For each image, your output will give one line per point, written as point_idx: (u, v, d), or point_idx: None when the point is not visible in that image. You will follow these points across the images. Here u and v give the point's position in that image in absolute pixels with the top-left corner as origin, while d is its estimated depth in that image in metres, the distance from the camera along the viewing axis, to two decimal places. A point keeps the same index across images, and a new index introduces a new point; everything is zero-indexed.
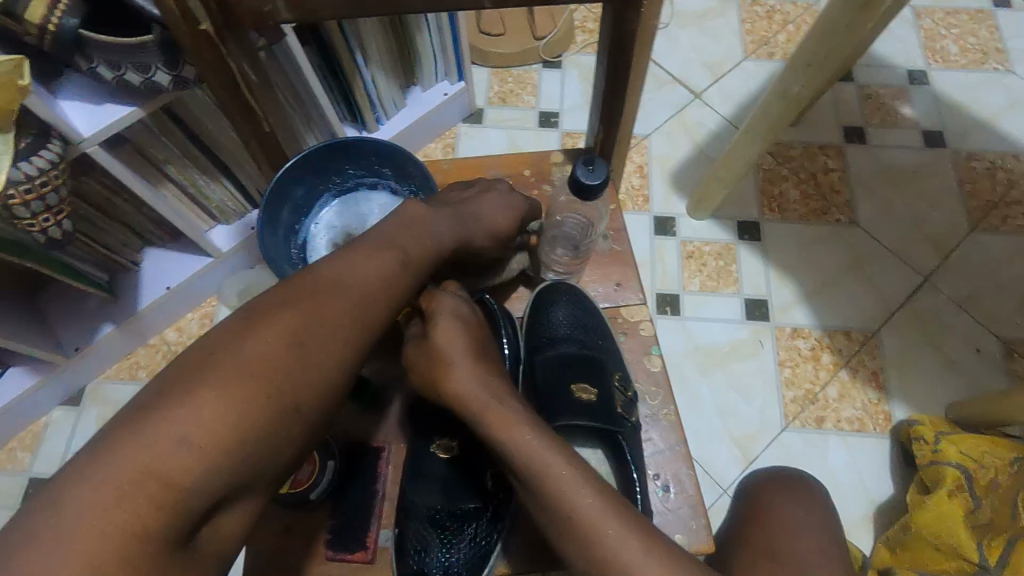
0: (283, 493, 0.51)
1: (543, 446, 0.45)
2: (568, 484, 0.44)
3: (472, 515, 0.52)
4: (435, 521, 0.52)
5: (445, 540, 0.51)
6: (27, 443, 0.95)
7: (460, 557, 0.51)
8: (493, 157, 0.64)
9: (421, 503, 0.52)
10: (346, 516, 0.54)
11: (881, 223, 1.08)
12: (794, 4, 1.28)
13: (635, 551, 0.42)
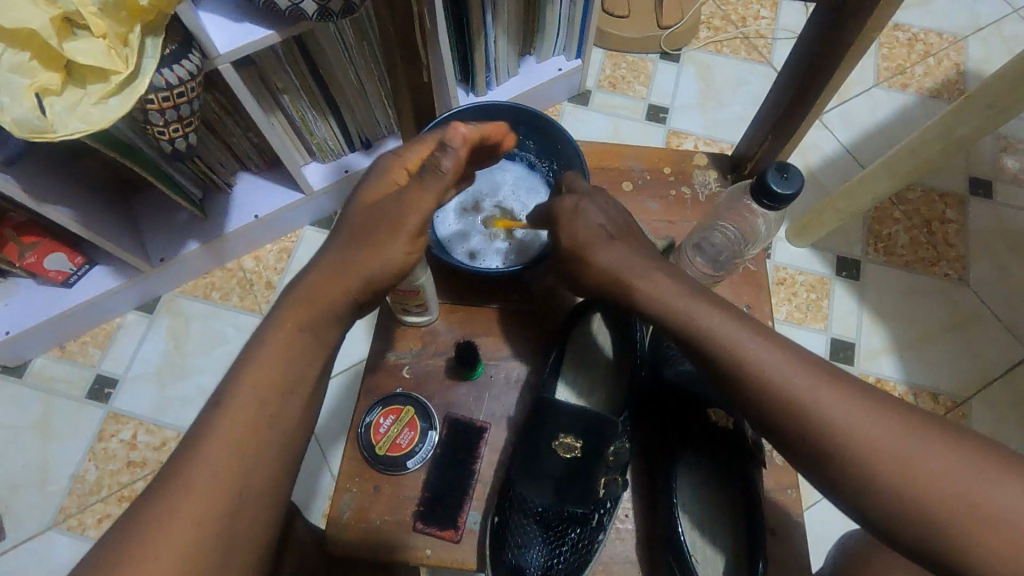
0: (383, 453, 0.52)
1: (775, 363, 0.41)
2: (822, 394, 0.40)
3: (576, 521, 0.48)
4: (541, 518, 0.48)
5: (548, 542, 0.48)
6: (99, 340, 0.97)
7: (559, 562, 0.48)
8: (635, 146, 0.60)
9: (530, 500, 0.47)
10: (438, 491, 0.52)
11: (993, 287, 1.01)
12: (940, 35, 1.19)
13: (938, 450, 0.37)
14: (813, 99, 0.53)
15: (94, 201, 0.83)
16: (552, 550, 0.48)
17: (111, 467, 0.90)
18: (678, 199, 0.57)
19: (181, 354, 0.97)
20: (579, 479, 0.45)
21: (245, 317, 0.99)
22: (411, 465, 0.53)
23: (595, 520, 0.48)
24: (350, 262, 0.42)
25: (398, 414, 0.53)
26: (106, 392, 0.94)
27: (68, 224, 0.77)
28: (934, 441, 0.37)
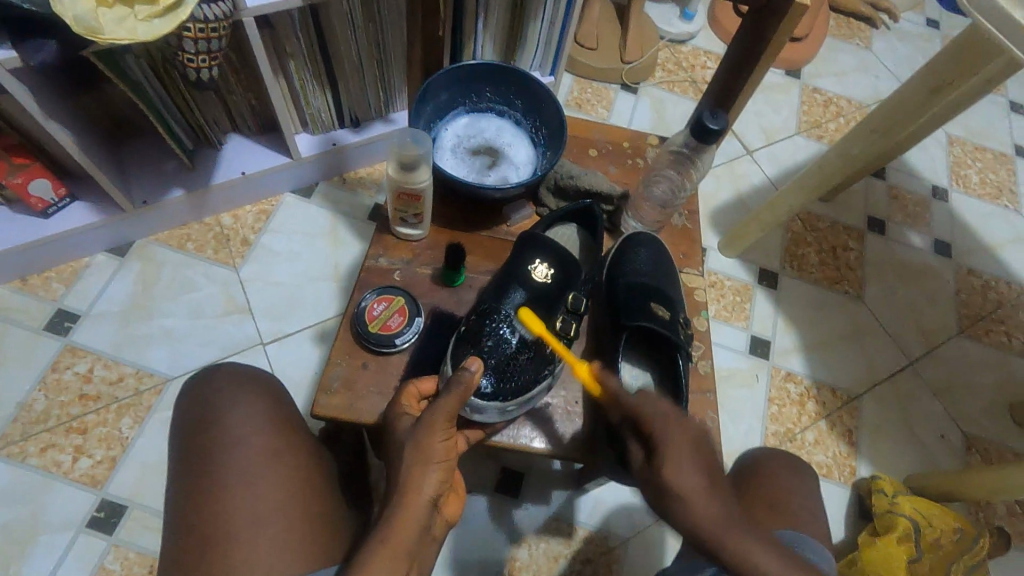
0: (374, 332, 0.56)
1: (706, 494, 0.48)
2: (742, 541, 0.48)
3: (534, 348, 0.57)
4: (507, 345, 0.56)
5: (505, 364, 0.55)
6: (63, 277, 0.98)
7: (508, 385, 0.55)
8: (600, 122, 0.72)
9: (502, 326, 0.56)
10: (422, 367, 0.57)
11: (883, 306, 1.20)
12: (849, 101, 1.42)
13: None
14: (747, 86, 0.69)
15: (88, 134, 0.87)
16: (506, 373, 0.55)
17: (62, 398, 0.90)
18: (632, 167, 0.70)
19: (149, 297, 0.99)
20: (547, 305, 0.58)
21: (218, 268, 1.02)
22: (399, 343, 0.57)
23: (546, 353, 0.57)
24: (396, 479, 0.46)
25: (391, 301, 0.59)
26: (65, 326, 0.95)
27: (67, 144, 0.81)
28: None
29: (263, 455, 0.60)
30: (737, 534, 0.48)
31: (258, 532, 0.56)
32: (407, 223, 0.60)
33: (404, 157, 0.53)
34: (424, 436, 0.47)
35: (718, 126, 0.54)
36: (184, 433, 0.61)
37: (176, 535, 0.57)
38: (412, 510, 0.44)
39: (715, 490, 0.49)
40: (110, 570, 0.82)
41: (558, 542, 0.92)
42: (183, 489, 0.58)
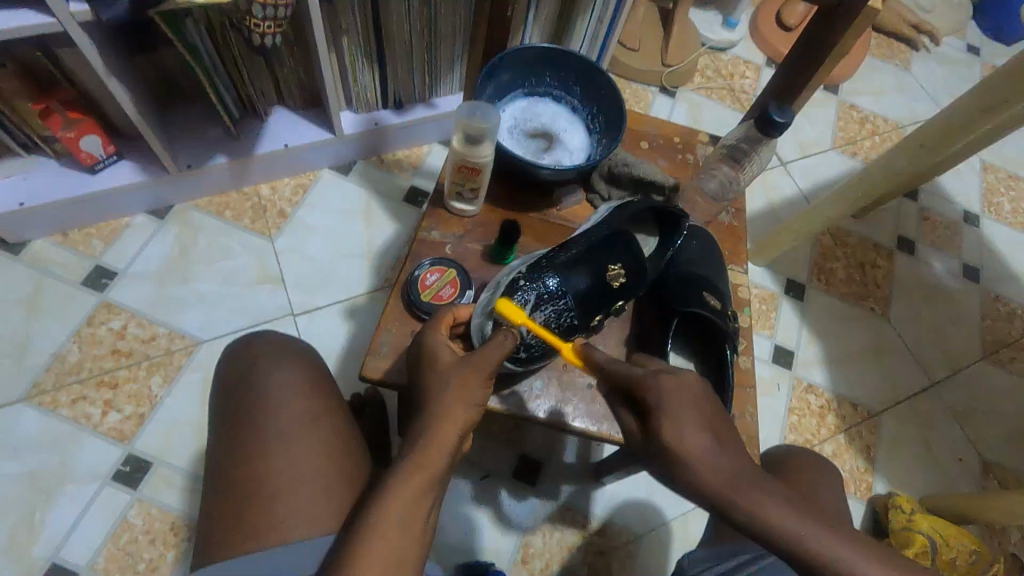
0: (427, 301, 0.57)
1: (700, 448, 0.48)
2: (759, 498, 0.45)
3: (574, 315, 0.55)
4: (557, 314, 0.54)
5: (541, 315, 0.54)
6: (104, 234, 1.00)
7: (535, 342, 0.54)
8: (653, 116, 0.72)
9: (557, 295, 0.54)
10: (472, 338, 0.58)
11: (907, 325, 1.19)
12: (885, 120, 1.42)
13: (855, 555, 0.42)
14: (801, 88, 0.70)
15: (141, 95, 0.89)
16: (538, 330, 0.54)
17: (95, 352, 0.92)
18: (683, 162, 0.70)
19: (185, 260, 1.00)
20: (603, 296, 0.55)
21: (254, 237, 1.04)
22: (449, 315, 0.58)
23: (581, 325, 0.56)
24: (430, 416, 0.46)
25: (443, 272, 0.59)
26: (102, 282, 0.96)
27: (124, 102, 0.83)
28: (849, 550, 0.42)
29: (300, 419, 0.55)
30: (746, 491, 0.46)
31: (298, 492, 0.52)
32: (462, 198, 0.61)
33: (472, 129, 0.54)
34: (460, 372, 0.48)
35: (784, 121, 0.57)
36: (224, 393, 0.58)
37: (214, 493, 0.53)
38: (442, 446, 0.45)
39: (712, 448, 0.48)
40: (132, 523, 0.83)
41: (571, 533, 0.93)
42: (221, 447, 0.55)
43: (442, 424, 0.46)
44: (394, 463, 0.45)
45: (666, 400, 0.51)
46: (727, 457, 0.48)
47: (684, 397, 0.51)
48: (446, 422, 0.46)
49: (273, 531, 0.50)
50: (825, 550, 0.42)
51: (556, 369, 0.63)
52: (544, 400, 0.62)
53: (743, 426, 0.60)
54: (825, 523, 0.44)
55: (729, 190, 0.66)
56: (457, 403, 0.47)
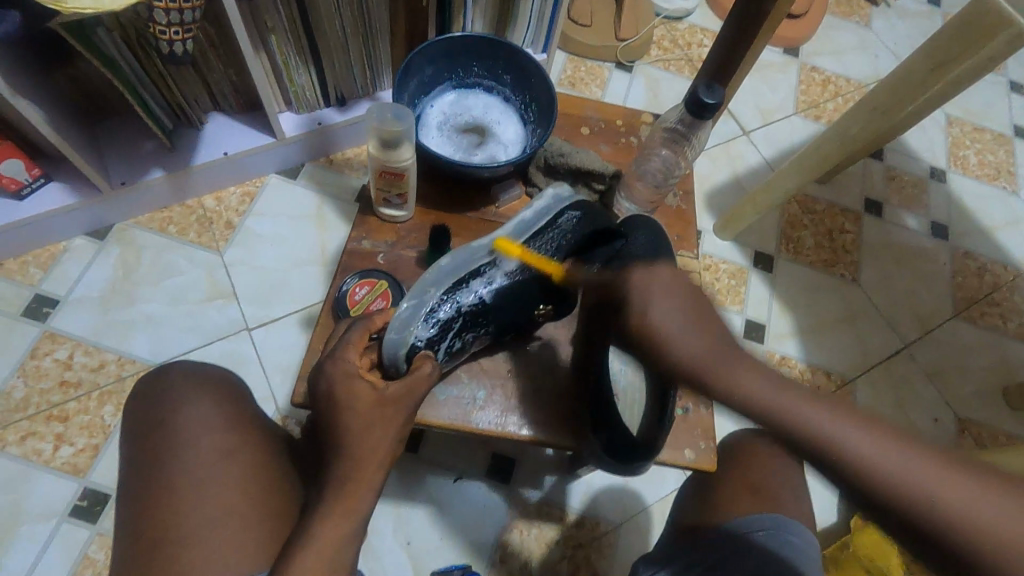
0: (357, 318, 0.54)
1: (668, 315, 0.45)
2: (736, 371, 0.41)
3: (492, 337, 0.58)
4: (479, 315, 0.54)
5: (463, 340, 0.55)
6: (41, 261, 0.95)
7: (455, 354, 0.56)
8: (593, 100, 0.69)
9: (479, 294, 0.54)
10: None
11: (878, 288, 1.18)
12: (848, 81, 1.39)
13: (859, 436, 0.37)
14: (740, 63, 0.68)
15: (60, 113, 0.84)
16: (457, 348, 0.55)
17: (42, 385, 0.88)
18: (626, 146, 0.68)
19: (130, 281, 0.96)
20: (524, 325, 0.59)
21: (200, 252, 1.00)
22: None
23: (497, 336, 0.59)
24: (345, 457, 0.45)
25: (374, 285, 0.56)
26: (43, 312, 0.92)
27: (38, 122, 0.78)
28: (858, 429, 0.38)
29: (216, 455, 0.53)
30: (724, 364, 0.42)
31: (213, 534, 0.49)
32: (391, 204, 0.58)
33: (386, 134, 0.51)
34: (379, 412, 0.47)
35: (715, 101, 0.54)
36: (134, 433, 0.55)
37: (123, 541, 0.50)
38: (363, 482, 0.45)
39: (685, 324, 0.45)
40: (94, 559, 0.80)
41: (549, 528, 0.91)
42: (131, 492, 0.52)
43: (364, 463, 0.45)
44: (315, 502, 0.45)
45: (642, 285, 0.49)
46: (709, 350, 0.43)
47: (661, 285, 0.48)
48: (364, 465, 0.45)
49: None
50: (807, 421, 0.39)
51: (499, 377, 0.61)
52: (489, 411, 0.60)
53: (700, 417, 0.61)
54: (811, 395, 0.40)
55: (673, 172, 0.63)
56: (376, 444, 0.46)
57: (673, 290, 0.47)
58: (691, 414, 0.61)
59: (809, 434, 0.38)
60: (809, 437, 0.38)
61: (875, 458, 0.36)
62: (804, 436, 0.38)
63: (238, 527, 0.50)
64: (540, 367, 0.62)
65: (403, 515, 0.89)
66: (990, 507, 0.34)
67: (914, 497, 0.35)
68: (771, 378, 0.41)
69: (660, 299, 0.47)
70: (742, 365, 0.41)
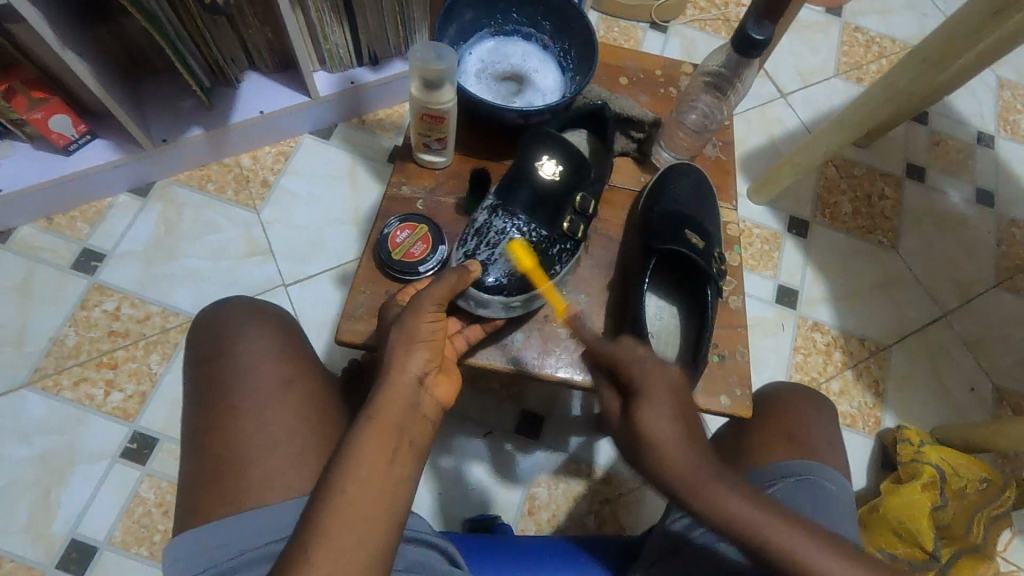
0: (398, 260, 0.56)
1: (669, 431, 0.46)
2: (720, 489, 0.45)
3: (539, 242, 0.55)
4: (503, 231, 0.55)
5: (497, 247, 0.54)
6: (87, 217, 0.98)
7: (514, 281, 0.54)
8: (632, 49, 0.68)
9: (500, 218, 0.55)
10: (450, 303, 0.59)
11: (917, 256, 1.15)
12: (893, 41, 1.34)
13: (813, 550, 0.44)
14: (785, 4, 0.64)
15: (103, 68, 0.86)
16: (506, 267, 0.54)
17: (92, 334, 0.92)
18: (665, 96, 0.67)
19: (172, 237, 0.99)
20: (554, 204, 0.56)
21: (238, 210, 1.02)
22: (421, 271, 0.56)
23: (555, 252, 0.56)
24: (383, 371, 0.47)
25: (414, 228, 0.57)
26: (91, 265, 0.96)
27: (83, 76, 0.80)
28: (814, 548, 0.44)
29: (273, 382, 0.55)
30: (711, 484, 0.45)
31: (271, 456, 0.51)
32: (430, 149, 0.59)
33: (429, 75, 0.51)
34: (413, 323, 0.48)
35: (763, 38, 0.54)
36: (195, 364, 0.57)
37: (190, 462, 0.53)
38: (400, 383, 0.45)
39: (677, 436, 0.46)
40: (145, 497, 0.85)
41: (576, 483, 0.93)
42: (195, 417, 0.54)
43: (400, 367, 0.46)
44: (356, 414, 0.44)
45: (647, 387, 0.48)
46: (696, 474, 0.46)
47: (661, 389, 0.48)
48: (397, 370, 0.46)
49: (249, 495, 0.50)
50: (774, 535, 0.45)
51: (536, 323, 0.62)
52: (526, 354, 0.60)
53: (736, 365, 0.61)
54: (779, 514, 0.46)
55: (713, 119, 0.64)
56: (410, 350, 0.47)
57: (672, 398, 0.48)
58: (727, 361, 0.61)
59: (781, 553, 0.44)
60: (773, 552, 0.44)
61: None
62: (777, 554, 0.44)
63: (292, 451, 0.52)
64: None
65: (434, 465, 0.91)
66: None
67: None
68: (743, 491, 0.46)
69: (660, 409, 0.47)
70: (727, 484, 0.46)
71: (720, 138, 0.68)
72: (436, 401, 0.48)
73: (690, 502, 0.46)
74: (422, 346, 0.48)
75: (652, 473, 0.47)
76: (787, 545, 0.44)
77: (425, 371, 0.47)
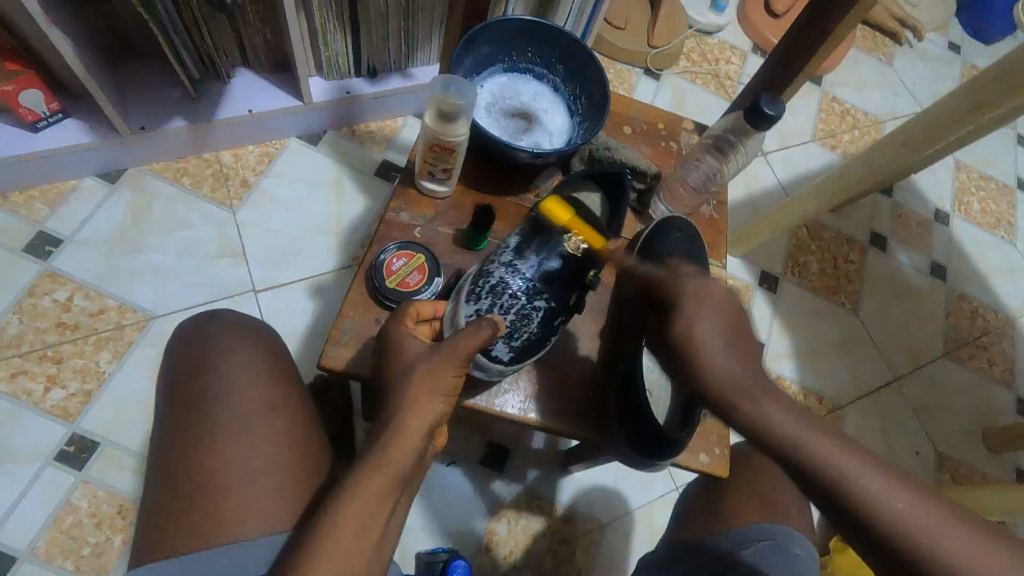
0: (392, 288, 0.55)
1: (711, 333, 0.45)
2: (760, 396, 0.44)
3: (548, 312, 0.53)
4: (517, 296, 0.52)
5: (507, 312, 0.52)
6: (48, 198, 0.92)
7: (519, 347, 0.53)
8: (638, 100, 0.70)
9: (512, 275, 0.52)
10: None
11: (875, 320, 1.21)
12: (865, 115, 1.42)
13: (863, 471, 0.41)
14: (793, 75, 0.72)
15: (88, 47, 0.82)
16: (517, 330, 0.52)
17: (38, 324, 0.86)
18: (665, 150, 0.69)
19: (139, 229, 0.94)
20: (575, 275, 0.54)
21: (214, 208, 0.98)
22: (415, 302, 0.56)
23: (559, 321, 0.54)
24: (393, 425, 0.44)
25: (411, 257, 0.57)
26: (46, 250, 0.90)
27: (66, 53, 0.76)
28: (868, 468, 0.41)
29: (258, 407, 0.53)
30: (755, 393, 0.44)
31: (249, 487, 0.49)
32: (434, 178, 0.59)
33: (446, 106, 0.51)
34: (437, 369, 0.46)
35: (774, 112, 0.56)
36: (174, 378, 0.55)
37: (158, 485, 0.50)
38: (410, 438, 0.43)
39: (718, 339, 0.45)
40: (77, 506, 0.79)
41: (536, 520, 0.92)
42: (169, 436, 0.52)
43: (413, 424, 0.44)
44: (358, 462, 0.43)
45: (690, 298, 0.48)
46: (737, 379, 0.44)
47: (709, 299, 0.47)
48: (411, 429, 0.44)
49: (221, 528, 0.48)
50: (820, 454, 0.42)
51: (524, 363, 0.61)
52: (511, 393, 0.60)
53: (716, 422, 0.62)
54: (828, 433, 0.43)
55: (714, 179, 0.66)
56: (425, 405, 0.45)
57: (720, 308, 0.47)
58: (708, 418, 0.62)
59: (827, 472, 0.42)
60: (822, 468, 0.42)
61: (880, 499, 0.40)
62: (821, 472, 0.42)
63: (273, 485, 0.50)
64: (563, 357, 0.63)
65: None
66: (963, 544, 0.39)
67: (905, 537, 0.39)
68: (790, 407, 0.44)
69: (703, 314, 0.46)
70: (772, 398, 0.44)
71: (715, 197, 0.69)
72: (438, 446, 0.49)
73: (729, 410, 0.44)
74: (435, 398, 0.45)
75: (695, 380, 0.46)
76: (833, 459, 0.42)
77: (437, 424, 0.46)
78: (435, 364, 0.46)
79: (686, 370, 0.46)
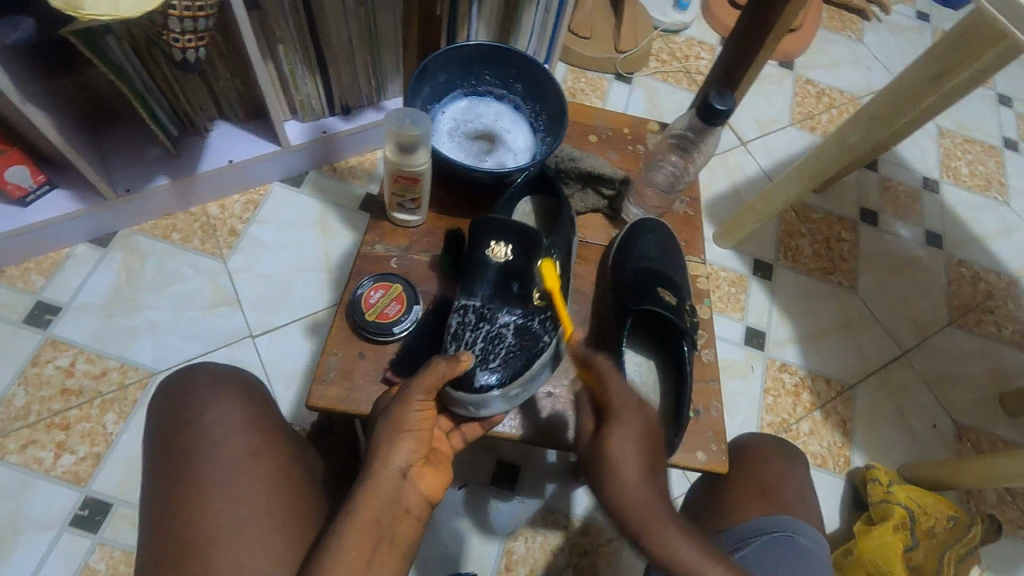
0: (372, 321, 0.56)
1: (634, 459, 0.51)
2: (672, 532, 0.50)
3: (517, 325, 0.56)
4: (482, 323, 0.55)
5: (474, 343, 0.54)
6: (43, 268, 0.95)
7: (507, 368, 0.53)
8: (601, 108, 0.71)
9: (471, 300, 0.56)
10: None
11: (875, 295, 1.20)
12: (841, 93, 1.42)
13: None
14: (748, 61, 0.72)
15: (66, 119, 0.84)
16: (494, 354, 0.54)
17: (43, 393, 0.87)
18: (633, 153, 0.70)
19: (133, 288, 0.96)
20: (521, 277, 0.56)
21: (204, 259, 0.99)
22: (396, 332, 0.57)
23: (538, 324, 0.56)
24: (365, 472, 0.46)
25: (388, 289, 0.58)
26: (46, 319, 0.92)
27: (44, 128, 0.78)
28: None
29: (242, 455, 0.54)
30: (667, 526, 0.50)
31: (238, 537, 0.50)
32: (404, 209, 0.60)
33: (403, 139, 0.52)
34: (399, 413, 0.48)
35: (725, 107, 0.57)
36: (158, 437, 0.56)
37: (149, 545, 0.50)
38: (382, 479, 0.45)
39: (640, 466, 0.51)
40: (95, 569, 0.79)
41: (554, 535, 0.91)
42: (157, 496, 0.52)
43: (383, 466, 0.46)
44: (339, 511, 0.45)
45: (623, 421, 0.53)
46: (649, 509, 0.50)
47: (641, 418, 0.53)
48: (381, 469, 0.46)
49: None
50: None
51: None
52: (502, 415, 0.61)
53: (712, 419, 0.62)
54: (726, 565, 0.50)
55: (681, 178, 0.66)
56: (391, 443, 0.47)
57: (644, 433, 0.52)
58: (702, 416, 0.62)
59: None
60: None
61: None
62: None
63: (263, 532, 0.51)
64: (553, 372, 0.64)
65: None
66: None
67: None
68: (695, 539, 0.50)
69: (630, 437, 0.52)
70: (680, 533, 0.50)
71: (687, 194, 0.70)
72: (424, 494, 0.47)
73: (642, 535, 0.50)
74: (401, 436, 0.47)
75: (613, 502, 0.51)
76: None
77: (410, 463, 0.47)
78: (397, 411, 0.48)
79: (606, 489, 0.51)
